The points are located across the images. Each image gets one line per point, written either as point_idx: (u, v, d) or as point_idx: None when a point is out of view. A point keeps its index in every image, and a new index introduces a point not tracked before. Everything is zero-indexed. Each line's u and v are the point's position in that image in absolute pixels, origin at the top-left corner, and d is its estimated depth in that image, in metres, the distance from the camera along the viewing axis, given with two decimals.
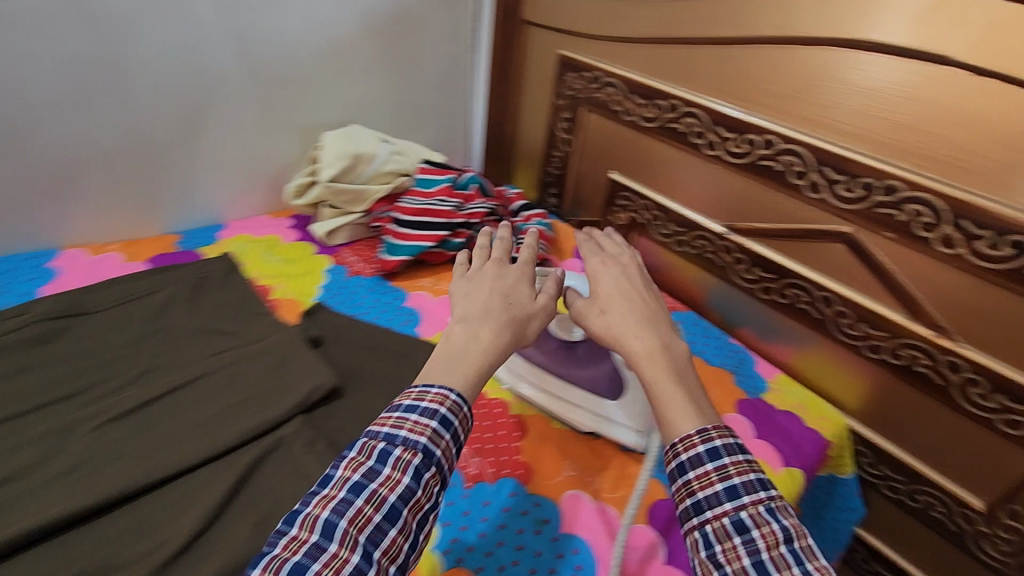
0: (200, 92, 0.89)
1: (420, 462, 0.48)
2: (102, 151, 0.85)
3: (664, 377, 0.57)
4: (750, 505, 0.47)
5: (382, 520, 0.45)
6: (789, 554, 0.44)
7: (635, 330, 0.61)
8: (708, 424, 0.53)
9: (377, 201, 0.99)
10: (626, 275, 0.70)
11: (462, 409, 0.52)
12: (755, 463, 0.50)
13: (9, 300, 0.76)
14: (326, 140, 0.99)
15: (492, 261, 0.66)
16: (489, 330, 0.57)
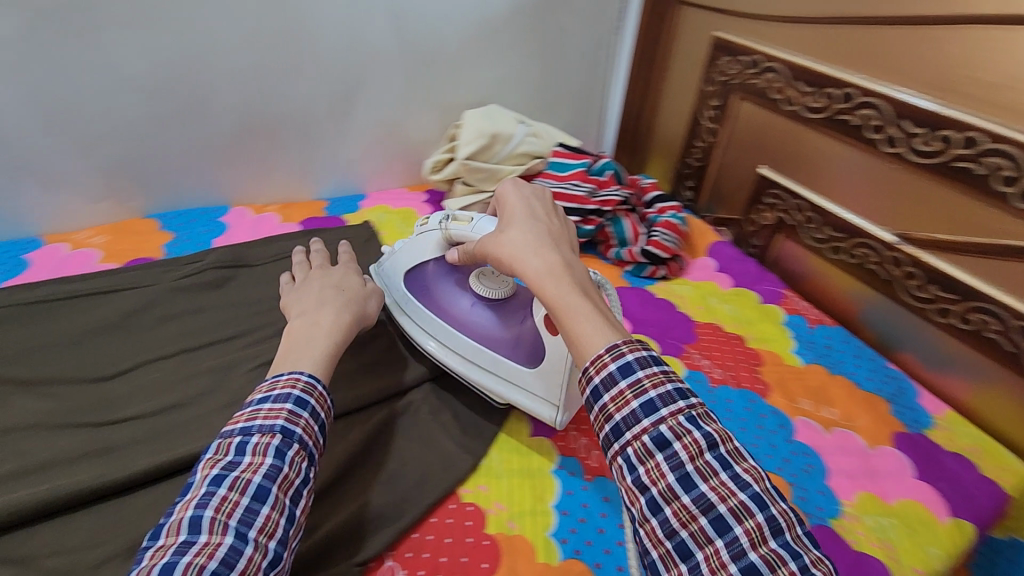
0: (357, 68, 0.92)
1: (283, 443, 0.46)
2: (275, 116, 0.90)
3: (570, 291, 0.50)
4: (667, 418, 0.42)
5: (250, 503, 0.42)
6: (714, 461, 0.41)
7: (536, 246, 0.55)
8: (618, 342, 0.46)
9: (509, 181, 0.99)
10: (531, 196, 0.62)
11: (318, 389, 0.51)
12: (667, 372, 0.44)
13: (187, 249, 0.84)
14: (466, 118, 1.00)
15: (312, 268, 0.72)
16: (328, 314, 0.61)
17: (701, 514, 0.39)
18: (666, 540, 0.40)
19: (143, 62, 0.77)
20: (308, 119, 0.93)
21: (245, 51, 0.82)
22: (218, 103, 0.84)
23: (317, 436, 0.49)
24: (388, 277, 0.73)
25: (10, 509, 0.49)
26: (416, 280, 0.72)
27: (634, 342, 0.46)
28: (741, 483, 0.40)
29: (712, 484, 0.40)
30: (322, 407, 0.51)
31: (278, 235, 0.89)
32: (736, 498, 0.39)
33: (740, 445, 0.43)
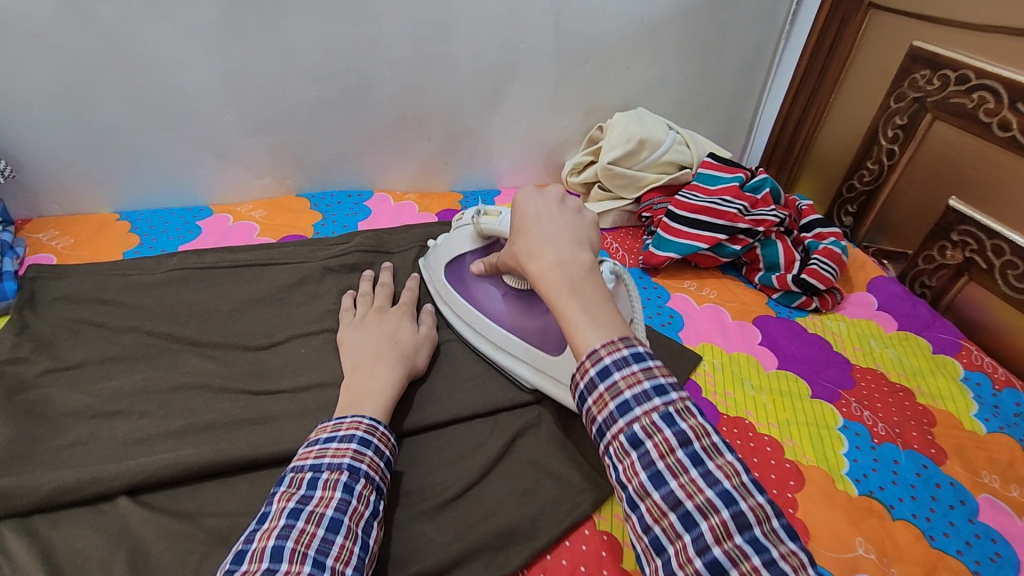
0: (509, 64, 0.89)
1: (351, 478, 0.46)
2: (426, 108, 0.90)
3: (563, 292, 0.42)
4: (641, 417, 0.38)
5: (327, 533, 0.41)
6: (686, 458, 0.36)
7: (535, 245, 0.47)
8: (597, 344, 0.40)
9: (651, 190, 0.94)
10: (551, 192, 0.53)
11: (380, 428, 0.51)
12: (647, 369, 0.39)
13: (336, 230, 0.87)
14: (615, 120, 0.95)
15: (372, 308, 0.68)
16: (384, 367, 0.58)
17: (670, 511, 0.36)
18: (698, 560, 0.34)
19: (312, 48, 0.79)
20: (455, 112, 0.92)
21: (404, 41, 0.82)
22: (376, 94, 0.86)
23: (383, 472, 0.49)
24: (432, 270, 0.75)
25: (181, 467, 0.52)
26: (454, 272, 0.72)
27: (624, 342, 0.40)
28: (710, 481, 0.36)
29: (681, 480, 0.36)
30: (387, 445, 0.51)
31: (418, 223, 0.91)
32: (704, 495, 0.36)
33: (718, 439, 0.38)
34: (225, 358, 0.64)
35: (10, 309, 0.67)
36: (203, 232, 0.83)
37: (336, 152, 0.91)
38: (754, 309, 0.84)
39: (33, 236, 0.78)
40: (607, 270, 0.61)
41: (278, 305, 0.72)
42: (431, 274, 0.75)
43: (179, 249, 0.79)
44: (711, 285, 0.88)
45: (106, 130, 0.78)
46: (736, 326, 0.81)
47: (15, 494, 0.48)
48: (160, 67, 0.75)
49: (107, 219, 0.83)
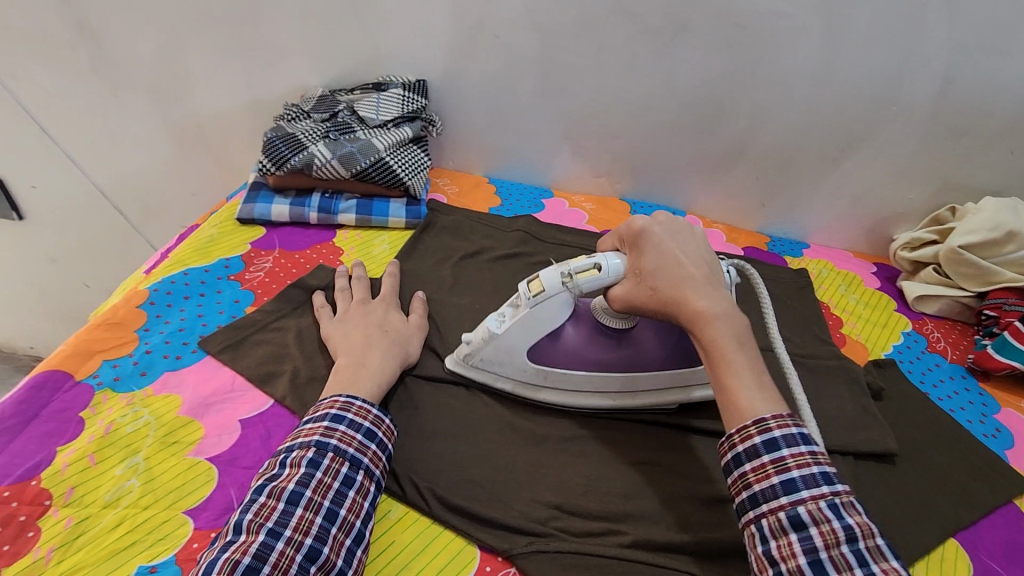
0: (872, 121, 0.87)
1: (318, 454, 0.49)
2: (765, 150, 0.94)
3: (733, 347, 0.49)
4: (807, 501, 0.43)
5: (286, 505, 0.46)
6: (828, 507, 0.42)
7: (698, 291, 0.51)
8: (767, 414, 0.47)
9: (1003, 289, 0.82)
10: (679, 225, 0.56)
11: (356, 404, 0.54)
12: (811, 448, 0.45)
13: None
14: (982, 203, 0.86)
15: (353, 302, 0.68)
16: (375, 359, 0.59)
17: (800, 554, 0.41)
18: (801, 554, 0.41)
19: (691, 74, 0.89)
20: (793, 157, 0.94)
21: (774, 81, 0.87)
22: (724, 127, 0.93)
23: (359, 445, 0.51)
24: (510, 358, 0.61)
25: (515, 383, 0.64)
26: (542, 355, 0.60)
27: (790, 418, 0.46)
28: (832, 503, 0.42)
29: (820, 527, 0.42)
30: (374, 412, 0.54)
31: (724, 252, 0.95)
32: (838, 547, 0.41)
33: (856, 498, 0.43)
34: None
35: (418, 226, 0.88)
36: (546, 210, 1.00)
37: (668, 170, 1.00)
38: None
39: (434, 179, 1.04)
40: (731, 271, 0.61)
41: None
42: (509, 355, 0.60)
43: (527, 216, 0.96)
44: None
45: (507, 112, 0.99)
46: None
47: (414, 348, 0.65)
48: (567, 72, 0.92)
49: (480, 180, 1.06)
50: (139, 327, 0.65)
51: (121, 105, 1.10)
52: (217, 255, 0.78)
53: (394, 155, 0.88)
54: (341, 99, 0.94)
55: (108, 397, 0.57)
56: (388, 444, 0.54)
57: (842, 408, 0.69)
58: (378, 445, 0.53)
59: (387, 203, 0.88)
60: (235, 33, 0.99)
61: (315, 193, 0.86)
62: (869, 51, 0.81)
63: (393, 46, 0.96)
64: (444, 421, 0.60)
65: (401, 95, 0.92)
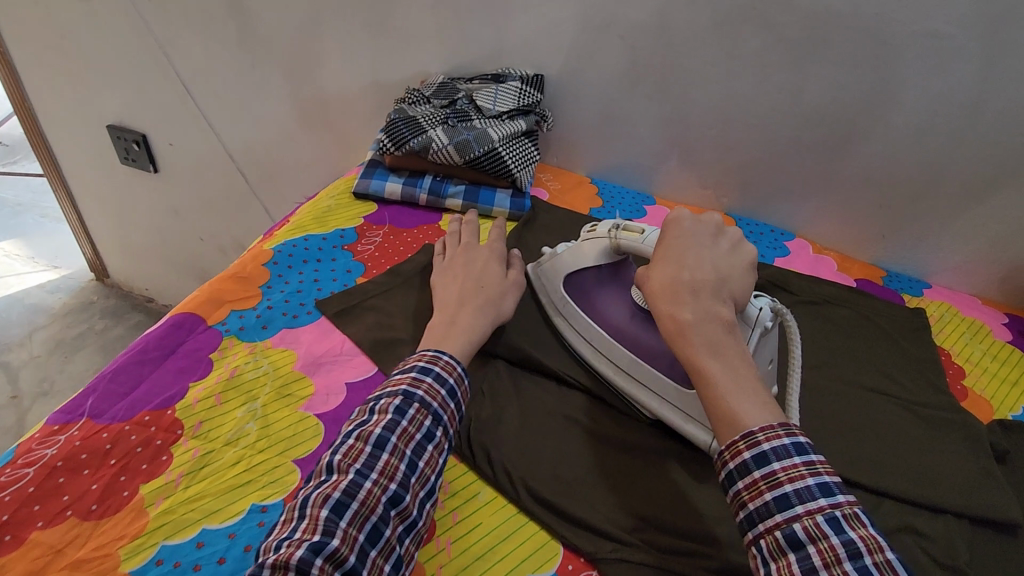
0: None
1: (405, 403, 0.50)
2: (897, 177, 0.87)
3: (705, 356, 0.49)
4: (802, 517, 0.42)
5: (372, 450, 0.47)
6: (826, 524, 0.41)
7: (676, 297, 0.52)
8: (754, 427, 0.45)
9: None
10: (708, 227, 0.58)
11: (443, 360, 0.55)
12: (808, 462, 0.43)
13: (753, 256, 0.93)
14: None
15: (458, 248, 0.72)
16: (467, 316, 0.62)
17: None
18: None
19: (825, 92, 0.84)
20: (929, 189, 0.87)
21: (919, 105, 0.81)
22: (853, 149, 0.87)
23: (441, 400, 0.52)
24: (553, 279, 0.72)
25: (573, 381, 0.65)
26: (579, 283, 0.70)
27: (783, 429, 0.45)
28: (832, 520, 0.41)
29: (819, 547, 0.40)
30: (419, 364, 0.54)
31: (835, 281, 0.90)
32: (841, 568, 0.39)
33: (861, 510, 0.42)
34: None
35: (521, 218, 0.89)
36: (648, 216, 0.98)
37: (782, 188, 0.96)
38: None
39: (538, 174, 1.05)
40: (764, 307, 0.61)
41: None
42: (548, 283, 0.72)
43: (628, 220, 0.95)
44: None
45: (618, 116, 0.98)
46: None
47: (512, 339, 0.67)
48: (690, 79, 0.90)
49: (583, 180, 1.06)
50: (261, 284, 0.70)
51: (258, 76, 1.19)
52: (333, 225, 0.82)
53: (507, 147, 0.89)
54: (460, 87, 0.96)
55: (234, 344, 0.62)
56: (462, 406, 0.55)
57: (956, 464, 0.63)
58: (455, 404, 0.54)
59: (493, 192, 0.89)
60: (369, 18, 1.04)
61: (427, 175, 0.89)
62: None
63: (517, 41, 0.97)
64: (535, 414, 0.61)
65: (519, 88, 0.94)
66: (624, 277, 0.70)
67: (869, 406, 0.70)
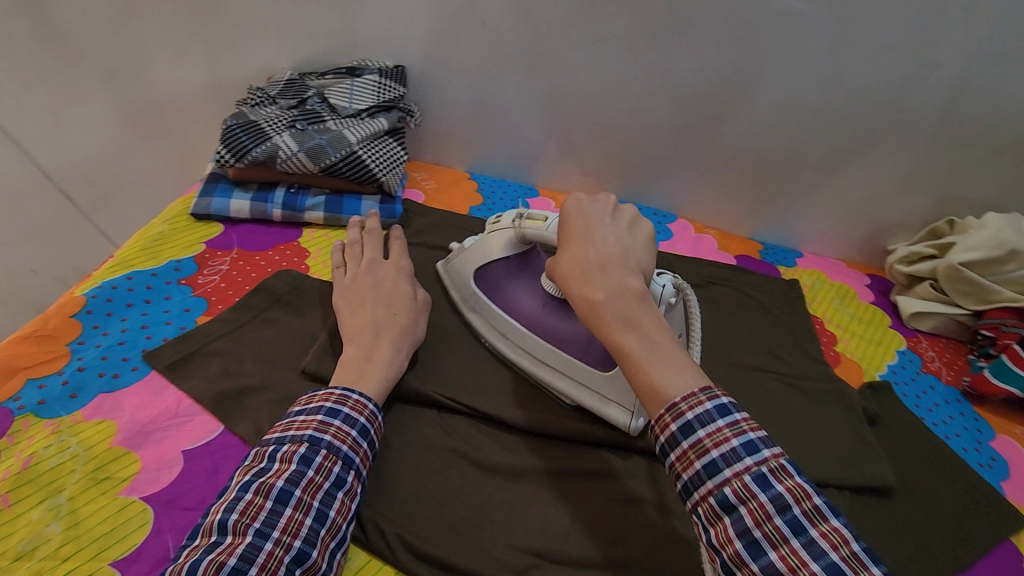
0: (875, 128, 0.83)
1: (310, 450, 0.46)
2: (763, 153, 0.89)
3: (621, 330, 0.44)
4: (731, 479, 0.39)
5: (274, 505, 0.43)
6: (754, 484, 0.38)
7: (586, 277, 0.47)
8: (675, 396, 0.42)
9: (1000, 309, 0.79)
10: (601, 209, 0.53)
11: (354, 398, 0.51)
12: (732, 422, 0.41)
13: None
14: (984, 219, 0.82)
15: (363, 263, 0.66)
16: (389, 347, 0.57)
17: (736, 539, 0.38)
18: (736, 540, 0.38)
19: (690, 73, 0.83)
20: (792, 163, 0.89)
21: (777, 82, 0.82)
22: (721, 128, 0.88)
23: (352, 442, 0.48)
24: (460, 276, 0.69)
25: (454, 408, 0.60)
26: (490, 277, 0.67)
27: (705, 394, 0.41)
28: (760, 478, 0.39)
29: (750, 506, 0.38)
30: (327, 403, 0.50)
31: (715, 261, 0.91)
32: (773, 525, 0.37)
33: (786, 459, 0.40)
34: None
35: (393, 226, 0.81)
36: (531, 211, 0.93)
37: (659, 171, 0.95)
38: None
39: (412, 173, 0.97)
40: (666, 285, 0.59)
41: None
42: (456, 277, 0.70)
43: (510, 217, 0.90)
44: None
45: (490, 105, 0.93)
46: None
47: None
48: (558, 64, 0.86)
49: (461, 175, 0.99)
50: (72, 340, 0.58)
51: (70, 80, 1.00)
52: (168, 256, 0.70)
53: (368, 149, 0.80)
54: (311, 84, 0.86)
55: (31, 423, 0.51)
56: (378, 443, 0.51)
57: (836, 437, 0.65)
58: (370, 443, 0.50)
59: (359, 200, 0.81)
60: (195, 7, 0.90)
61: (279, 187, 0.79)
62: (875, 54, 0.76)
63: (371, 29, 0.88)
64: (414, 453, 0.55)
65: (376, 82, 0.85)
66: (534, 265, 0.66)
67: (755, 387, 0.71)
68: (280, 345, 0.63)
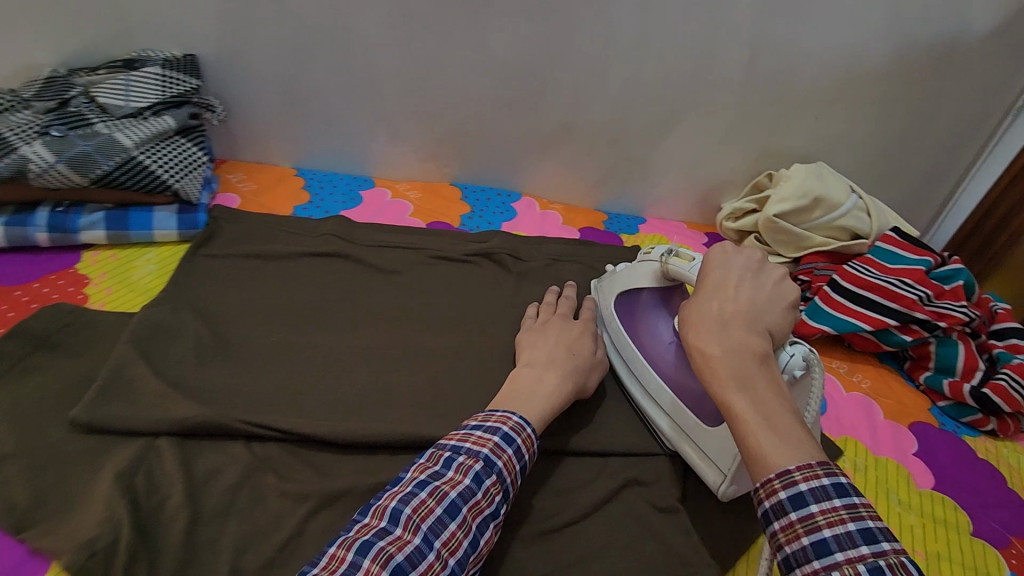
0: (692, 91, 0.85)
1: (455, 453, 0.46)
2: (594, 123, 0.89)
3: (732, 390, 0.42)
4: (843, 564, 0.34)
5: (418, 493, 0.43)
6: (867, 571, 0.33)
7: (703, 327, 0.45)
8: (788, 463, 0.37)
9: (814, 253, 0.85)
10: (750, 266, 0.49)
11: (525, 431, 0.50)
12: (851, 505, 0.35)
13: (481, 225, 0.89)
14: (792, 170, 0.87)
15: (556, 313, 0.65)
16: (556, 376, 0.56)
17: None
18: None
19: (509, 45, 0.80)
20: (623, 131, 0.90)
21: (594, 51, 0.81)
22: (551, 102, 0.86)
23: (494, 446, 0.47)
24: (607, 288, 0.68)
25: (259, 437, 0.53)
26: (626, 303, 0.66)
27: (822, 468, 0.37)
28: (874, 568, 0.33)
29: None
30: (504, 427, 0.49)
31: (559, 237, 0.90)
32: None
33: (911, 562, 0.33)
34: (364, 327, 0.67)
35: (195, 238, 0.72)
36: (365, 205, 0.87)
37: (497, 151, 0.92)
38: (913, 413, 0.74)
39: (225, 176, 0.88)
40: (793, 354, 0.52)
41: (418, 287, 0.73)
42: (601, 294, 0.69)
43: (340, 214, 0.84)
44: (865, 373, 0.78)
45: (305, 93, 0.85)
46: (888, 426, 0.72)
47: (174, 407, 0.53)
48: (372, 43, 0.80)
49: (286, 172, 0.91)
50: None
51: None
52: None
53: (150, 152, 0.70)
54: (78, 81, 0.74)
55: None
56: (524, 453, 0.49)
57: None
58: (516, 452, 0.48)
59: (150, 212, 0.71)
60: None
61: (43, 207, 0.68)
62: (680, 18, 0.78)
63: (148, 13, 0.77)
64: (212, 497, 0.49)
65: (160, 74, 0.74)
66: (672, 300, 0.64)
67: None
68: (42, 396, 0.53)
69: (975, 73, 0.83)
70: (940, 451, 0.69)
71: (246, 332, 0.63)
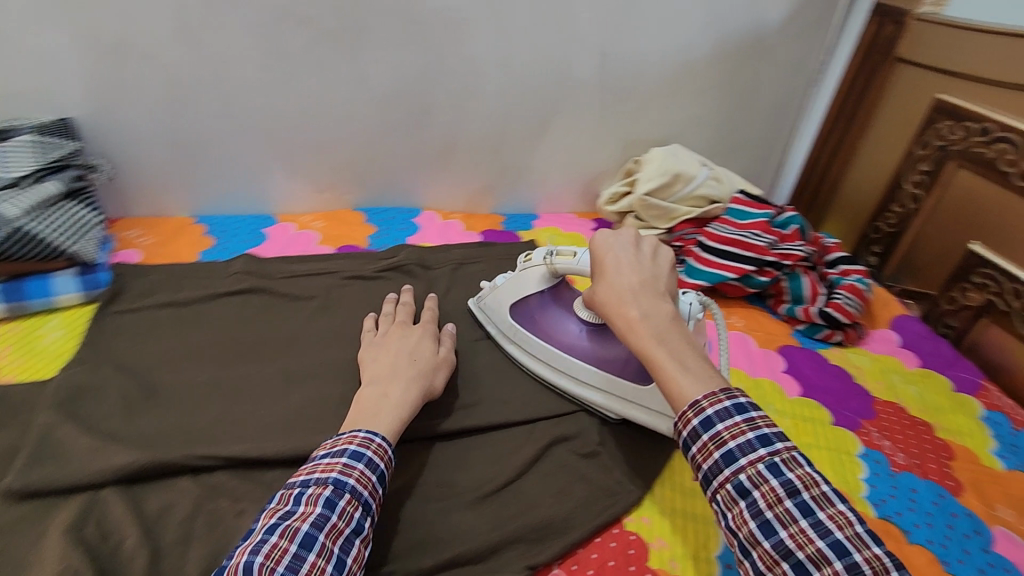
0: (556, 97, 0.96)
1: (334, 493, 0.46)
2: (477, 136, 0.97)
3: (654, 346, 0.47)
4: (747, 467, 0.42)
5: (299, 548, 0.42)
6: (766, 469, 0.41)
7: (622, 297, 0.50)
8: (698, 395, 0.44)
9: (683, 222, 0.98)
10: (621, 235, 0.55)
11: (375, 440, 0.51)
12: (750, 420, 0.43)
13: (387, 243, 0.94)
14: (652, 154, 1.01)
15: (394, 323, 0.67)
16: (400, 388, 0.57)
17: (750, 519, 0.41)
18: (751, 521, 0.40)
19: (386, 76, 0.87)
20: (503, 139, 0.99)
21: (463, 72, 0.90)
22: (435, 121, 0.94)
23: (339, 467, 0.47)
24: (497, 313, 0.74)
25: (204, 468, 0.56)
26: (525, 313, 0.72)
27: (723, 394, 0.44)
28: (775, 469, 0.41)
29: (762, 489, 0.40)
30: (351, 445, 0.49)
31: (462, 241, 0.97)
32: (783, 506, 0.40)
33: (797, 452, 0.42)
34: (291, 352, 0.70)
35: (100, 297, 0.73)
36: (271, 241, 0.90)
37: (392, 173, 0.98)
38: (779, 338, 0.88)
39: (122, 235, 0.88)
40: (695, 302, 0.64)
41: (337, 307, 0.77)
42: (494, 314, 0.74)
43: (247, 252, 0.86)
44: (738, 314, 0.92)
45: (193, 142, 0.87)
46: (761, 353, 0.85)
47: (113, 455, 0.54)
48: (254, 89, 0.84)
49: (185, 222, 0.92)
50: None
51: None
52: None
53: (41, 219, 0.70)
54: None
55: None
56: (376, 462, 0.50)
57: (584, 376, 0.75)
58: (367, 463, 0.49)
59: (48, 278, 0.71)
60: None
61: None
62: (534, 35, 0.89)
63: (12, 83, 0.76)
64: (168, 531, 0.51)
65: (34, 142, 0.74)
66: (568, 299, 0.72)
67: None
68: None
69: (779, 56, 1.00)
70: (812, 372, 0.83)
71: (175, 376, 0.65)
